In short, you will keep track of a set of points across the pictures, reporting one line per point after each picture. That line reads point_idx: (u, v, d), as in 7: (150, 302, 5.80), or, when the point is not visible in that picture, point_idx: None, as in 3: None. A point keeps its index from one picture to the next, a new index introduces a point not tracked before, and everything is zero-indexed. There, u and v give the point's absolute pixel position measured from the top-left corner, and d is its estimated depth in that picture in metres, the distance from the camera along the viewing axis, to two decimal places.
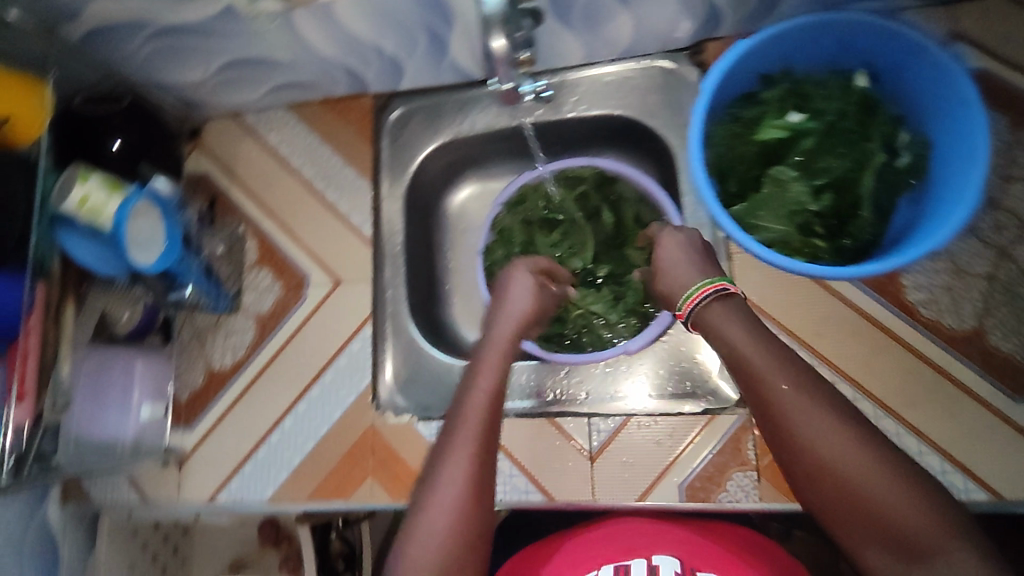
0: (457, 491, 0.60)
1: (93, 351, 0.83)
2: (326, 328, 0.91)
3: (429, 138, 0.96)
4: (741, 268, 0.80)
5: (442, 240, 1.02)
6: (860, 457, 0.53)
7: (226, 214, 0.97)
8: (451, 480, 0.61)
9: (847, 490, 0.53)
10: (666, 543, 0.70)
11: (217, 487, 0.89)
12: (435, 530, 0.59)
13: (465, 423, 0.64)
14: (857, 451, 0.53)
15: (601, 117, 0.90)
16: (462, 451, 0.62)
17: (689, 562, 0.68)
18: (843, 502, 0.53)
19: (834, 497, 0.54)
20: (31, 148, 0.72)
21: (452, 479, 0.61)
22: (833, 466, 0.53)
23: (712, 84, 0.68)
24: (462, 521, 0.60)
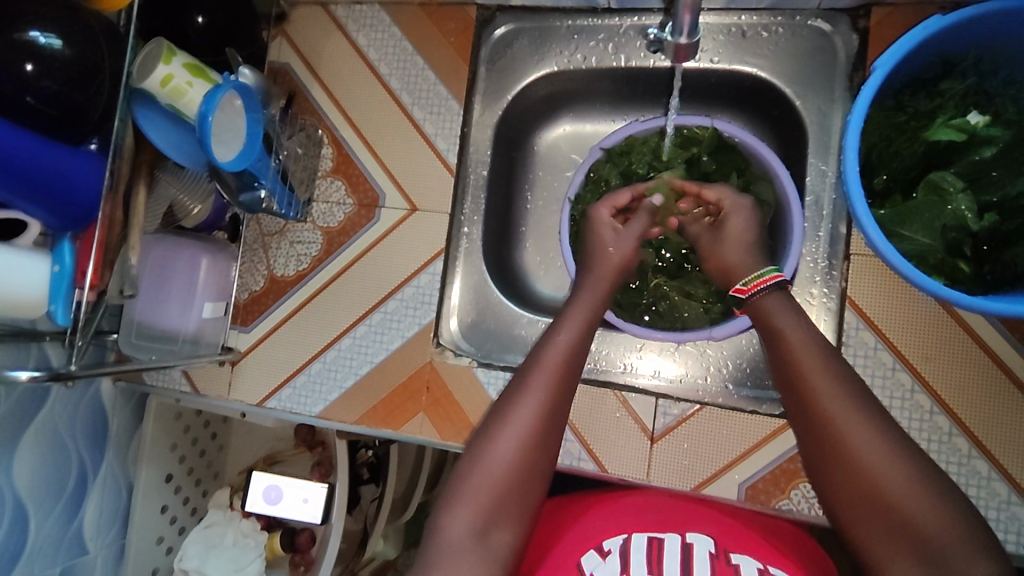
0: (509, 448, 0.59)
1: (157, 240, 0.81)
2: (397, 253, 0.87)
3: (533, 65, 0.87)
4: (858, 271, 0.73)
5: (524, 178, 0.95)
6: (906, 474, 0.53)
7: (305, 114, 0.90)
8: (521, 420, 0.60)
9: (884, 502, 0.53)
10: (701, 523, 0.66)
11: (268, 394, 0.88)
12: (482, 485, 0.58)
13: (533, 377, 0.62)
14: (907, 471, 0.53)
15: (728, 73, 0.80)
16: (528, 402, 0.61)
17: (721, 543, 0.64)
18: (878, 519, 0.53)
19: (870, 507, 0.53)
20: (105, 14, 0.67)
21: (509, 431, 0.60)
22: (867, 468, 0.53)
23: (893, 58, 0.59)
24: (523, 465, 0.59)
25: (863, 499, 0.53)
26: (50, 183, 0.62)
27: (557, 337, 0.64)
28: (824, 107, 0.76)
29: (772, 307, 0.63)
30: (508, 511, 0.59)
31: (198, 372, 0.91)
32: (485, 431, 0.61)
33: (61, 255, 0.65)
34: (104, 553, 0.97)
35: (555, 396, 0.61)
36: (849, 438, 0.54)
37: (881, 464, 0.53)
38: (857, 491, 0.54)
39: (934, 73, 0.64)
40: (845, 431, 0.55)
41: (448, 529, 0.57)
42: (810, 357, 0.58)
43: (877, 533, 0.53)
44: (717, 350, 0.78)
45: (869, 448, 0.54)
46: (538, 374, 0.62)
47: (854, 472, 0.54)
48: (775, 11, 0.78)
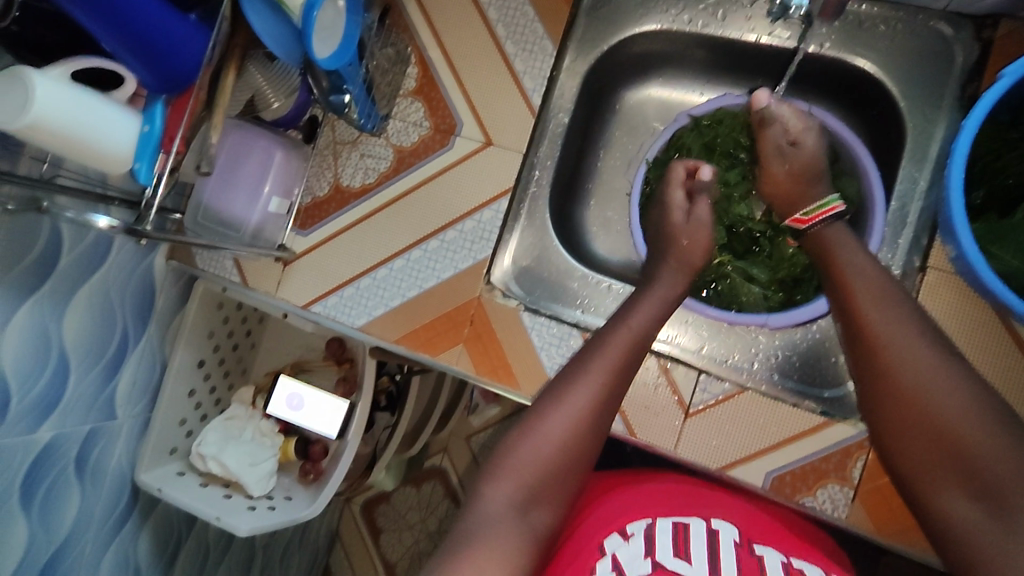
0: (583, 405, 0.60)
1: (238, 127, 0.83)
2: (464, 184, 0.87)
3: (634, 21, 0.85)
4: (932, 286, 0.69)
5: (601, 135, 0.95)
6: (967, 410, 0.52)
7: (399, 30, 0.89)
8: (593, 376, 0.61)
9: (932, 425, 0.52)
10: (727, 512, 0.65)
11: (315, 298, 0.90)
12: (547, 434, 0.59)
13: (607, 347, 0.64)
14: (968, 407, 0.52)
15: (832, 60, 0.78)
16: (601, 365, 0.62)
17: (746, 533, 0.62)
18: (928, 442, 0.53)
19: (916, 429, 0.53)
20: None
21: (586, 387, 0.61)
22: (917, 391, 0.54)
23: (1022, 69, 0.58)
24: (575, 442, 0.59)
25: (914, 432, 0.54)
26: (155, 41, 0.62)
27: (629, 330, 0.65)
28: (930, 114, 0.74)
29: (840, 247, 0.66)
30: (553, 479, 0.58)
31: (249, 266, 0.92)
32: (565, 383, 0.62)
33: (152, 117, 0.65)
34: (130, 422, 1.00)
35: (613, 380, 0.62)
36: (904, 367, 0.55)
37: (937, 397, 0.53)
38: (905, 416, 0.54)
39: None
40: (896, 358, 0.55)
41: (498, 478, 0.57)
42: (869, 292, 0.60)
43: (926, 463, 0.53)
44: (768, 339, 0.76)
45: (920, 379, 0.54)
46: (604, 353, 0.63)
47: (905, 398, 0.54)
48: (898, 5, 0.76)
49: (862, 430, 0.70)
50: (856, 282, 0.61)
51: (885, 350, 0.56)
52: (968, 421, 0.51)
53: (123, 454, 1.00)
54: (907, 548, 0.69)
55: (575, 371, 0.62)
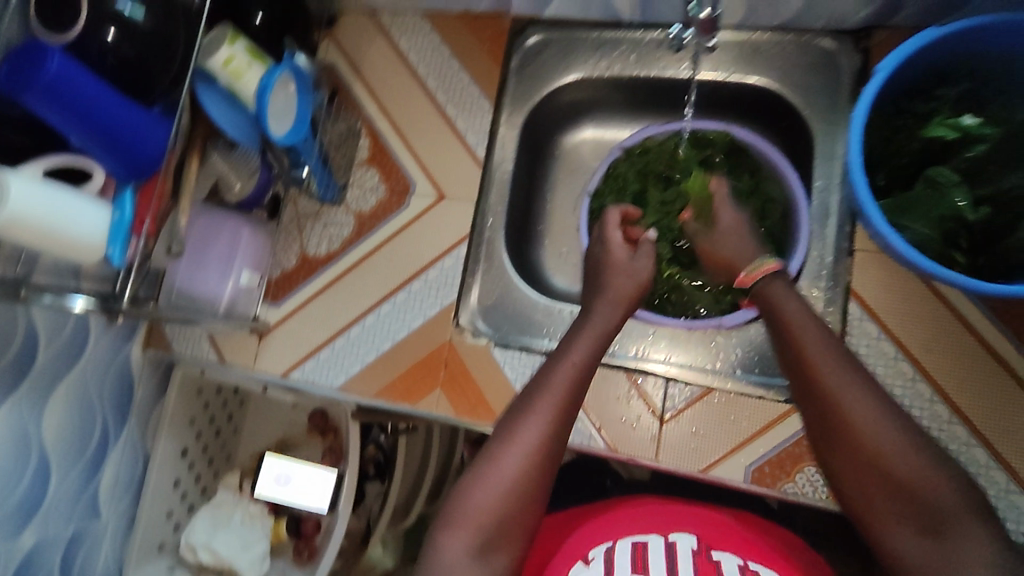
0: (529, 447, 0.61)
1: (205, 211, 0.87)
2: (423, 238, 0.92)
3: (560, 72, 0.94)
4: (861, 264, 0.78)
5: (546, 178, 1.02)
6: (906, 450, 0.58)
7: (347, 107, 0.97)
8: (539, 414, 0.63)
9: (877, 466, 0.58)
10: (688, 521, 0.66)
11: (292, 365, 0.92)
12: (499, 480, 0.61)
13: (552, 379, 0.65)
14: (906, 447, 0.58)
15: (738, 84, 0.87)
16: (547, 401, 0.63)
17: (706, 540, 0.63)
18: (874, 482, 0.58)
19: (863, 470, 0.59)
20: None
21: (531, 426, 0.62)
22: (862, 436, 0.59)
23: (892, 64, 0.66)
24: (527, 488, 0.61)
25: (856, 464, 0.59)
26: (120, 133, 0.67)
27: (569, 364, 0.66)
28: (830, 118, 0.83)
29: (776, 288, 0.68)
30: (510, 522, 0.60)
31: (227, 344, 0.95)
32: (515, 418, 0.63)
33: (121, 204, 0.70)
34: (114, 523, 0.98)
35: (559, 420, 0.63)
36: (848, 412, 0.59)
37: (877, 435, 0.58)
38: (853, 460, 0.59)
39: (931, 82, 0.71)
40: (841, 407, 0.60)
41: (455, 533, 0.59)
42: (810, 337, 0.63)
43: (876, 501, 0.59)
44: (726, 339, 0.80)
45: (861, 419, 0.59)
46: (550, 387, 0.64)
47: (853, 444, 0.59)
48: (785, 30, 0.86)
49: None
50: (787, 328, 0.64)
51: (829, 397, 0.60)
52: (906, 462, 0.57)
53: (109, 557, 0.97)
54: None
55: (518, 412, 0.64)
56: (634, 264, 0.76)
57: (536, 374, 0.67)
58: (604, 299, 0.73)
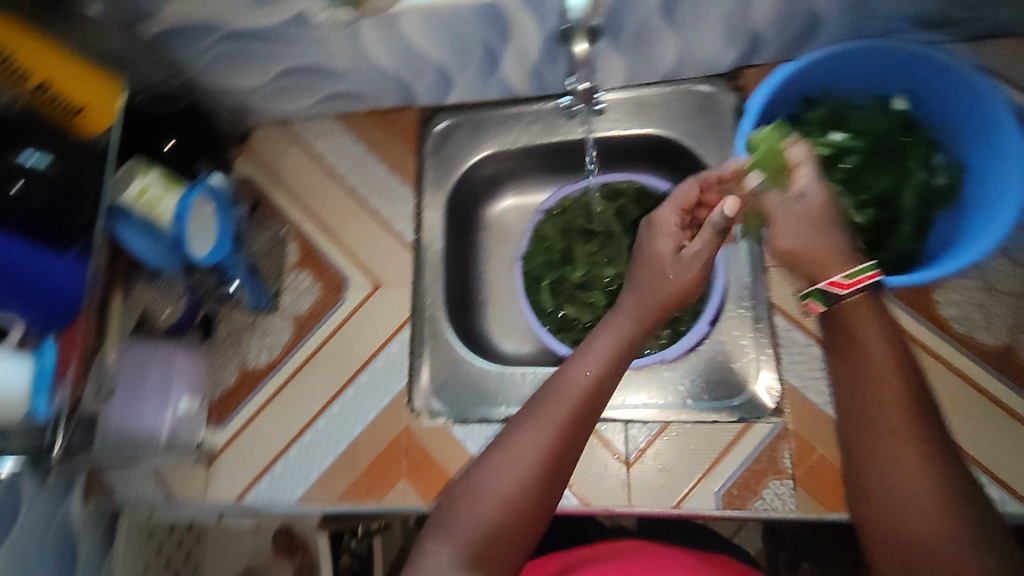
0: (532, 455, 0.59)
1: (134, 345, 0.86)
2: (365, 329, 0.92)
3: (472, 150, 0.98)
4: (777, 281, 0.82)
5: (477, 250, 1.03)
6: (933, 506, 0.54)
7: (270, 215, 0.99)
8: (544, 420, 0.61)
9: (898, 511, 0.55)
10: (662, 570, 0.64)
11: (246, 486, 0.88)
12: (499, 489, 0.57)
13: (560, 391, 0.63)
14: (934, 503, 0.54)
15: (636, 136, 0.94)
16: (553, 406, 0.61)
17: None
18: (889, 525, 0.55)
19: (881, 511, 0.56)
20: (99, 137, 0.74)
21: (535, 432, 0.60)
22: (893, 478, 0.56)
23: (760, 102, 0.75)
24: (525, 498, 0.57)
25: (879, 505, 0.56)
26: (36, 283, 0.66)
27: (582, 375, 0.63)
28: (721, 152, 0.90)
29: (862, 314, 0.62)
30: (503, 535, 0.56)
31: (173, 474, 0.90)
32: (518, 424, 0.61)
33: (44, 353, 0.66)
34: None
35: (566, 432, 0.61)
36: (886, 450, 0.57)
37: (912, 484, 0.55)
38: (878, 498, 0.56)
39: (800, 109, 0.80)
40: (881, 443, 0.57)
41: (442, 544, 0.56)
42: (881, 369, 0.59)
43: (886, 546, 0.55)
44: (672, 371, 0.82)
45: (904, 465, 0.55)
46: (558, 400, 0.62)
47: (879, 479, 0.56)
48: (666, 82, 0.93)
49: (775, 422, 0.77)
50: (863, 354, 0.61)
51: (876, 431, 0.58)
52: (930, 517, 0.53)
53: None
54: None
55: (523, 419, 0.61)
56: (681, 258, 0.71)
57: (547, 382, 0.64)
58: (604, 329, 0.70)
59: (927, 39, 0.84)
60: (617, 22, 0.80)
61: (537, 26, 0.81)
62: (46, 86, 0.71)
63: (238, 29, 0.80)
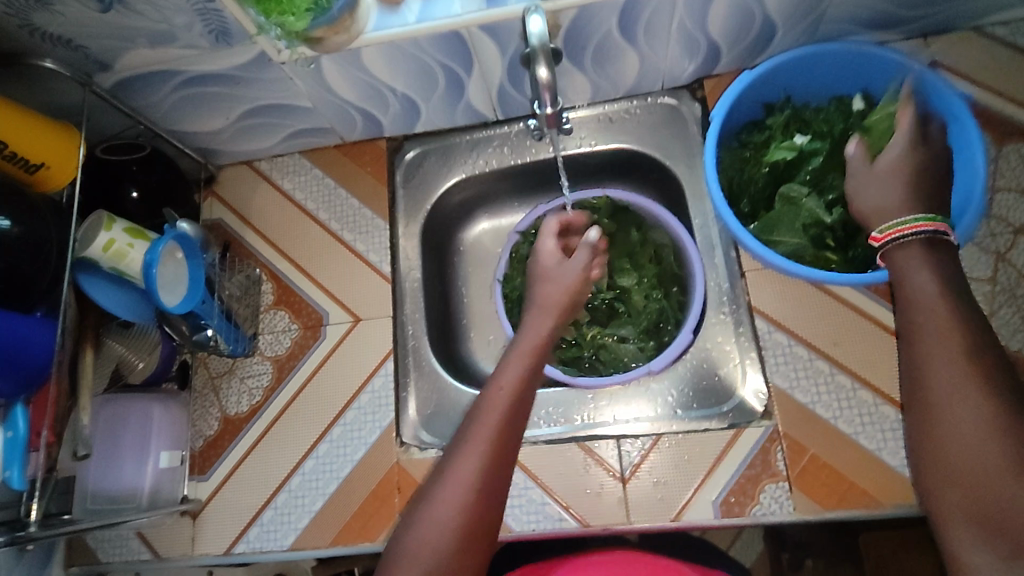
0: (468, 474, 0.61)
1: (107, 402, 0.83)
2: (347, 364, 0.91)
3: (444, 177, 0.98)
4: (755, 284, 0.81)
5: (456, 276, 1.03)
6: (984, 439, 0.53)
7: (242, 257, 0.97)
8: (478, 437, 0.64)
9: (947, 446, 0.55)
10: None
11: (235, 538, 0.85)
12: (443, 512, 0.60)
13: (488, 407, 0.66)
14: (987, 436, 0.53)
15: (605, 151, 0.95)
16: (484, 425, 0.64)
17: None
18: (943, 459, 0.55)
19: (933, 446, 0.56)
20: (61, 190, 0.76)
21: (468, 454, 0.63)
22: (943, 413, 0.56)
23: (723, 109, 0.76)
24: (469, 514, 0.60)
25: (932, 443, 0.56)
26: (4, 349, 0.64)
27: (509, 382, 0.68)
28: (689, 162, 0.91)
29: (900, 259, 0.62)
30: (460, 552, 0.59)
31: (156, 536, 0.87)
32: (455, 447, 0.64)
33: (15, 421, 0.65)
34: None
35: (497, 444, 0.64)
36: (934, 388, 0.57)
37: (958, 422, 0.55)
38: (930, 437, 0.57)
39: (761, 115, 0.81)
40: (932, 382, 0.57)
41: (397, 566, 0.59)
42: (923, 311, 0.59)
43: (939, 480, 0.56)
44: (660, 382, 0.83)
45: (949, 401, 0.55)
46: (485, 415, 0.65)
47: (929, 416, 0.57)
48: (630, 97, 0.94)
49: (766, 424, 0.77)
50: (907, 300, 0.61)
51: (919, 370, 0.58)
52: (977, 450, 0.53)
53: None
54: (857, 513, 0.73)
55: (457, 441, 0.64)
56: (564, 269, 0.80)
57: (476, 400, 0.68)
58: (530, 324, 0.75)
59: (877, 39, 0.86)
60: (576, 43, 0.81)
61: (498, 51, 0.82)
62: (2, 146, 0.69)
63: (199, 73, 0.80)
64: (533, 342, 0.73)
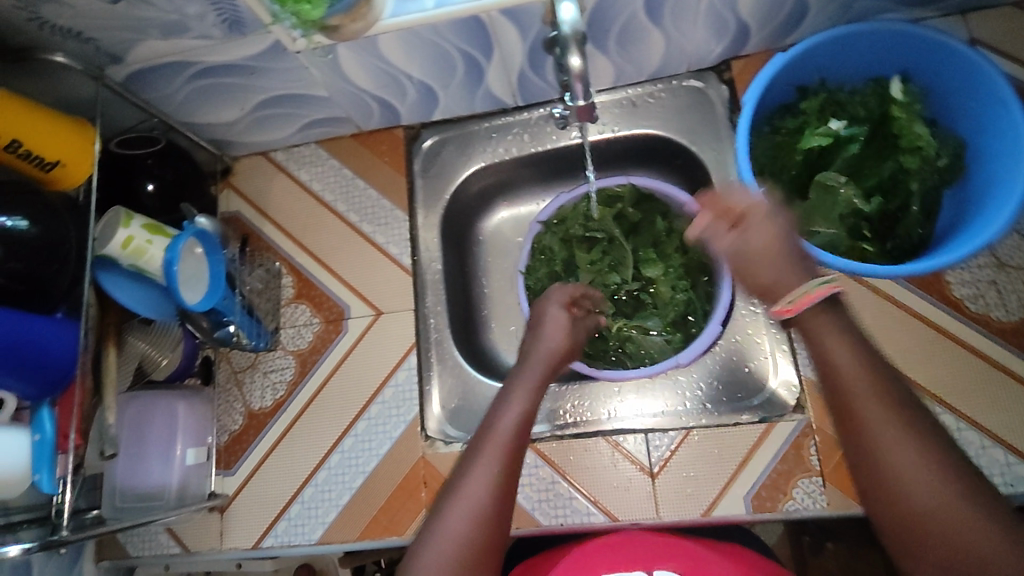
0: (477, 499, 0.60)
1: (133, 398, 0.83)
2: (370, 358, 0.90)
3: (463, 166, 0.97)
4: None
5: (477, 266, 1.01)
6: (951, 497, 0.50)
7: (261, 251, 0.96)
8: (486, 463, 0.63)
9: (917, 517, 0.51)
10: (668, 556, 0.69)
11: (263, 532, 0.86)
12: (451, 535, 0.59)
13: (493, 434, 0.65)
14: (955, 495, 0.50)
15: (627, 137, 0.92)
16: (492, 450, 0.64)
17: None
18: (916, 532, 0.51)
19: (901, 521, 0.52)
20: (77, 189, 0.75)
21: (478, 479, 0.62)
22: (904, 486, 0.52)
23: (755, 94, 0.72)
24: (478, 539, 0.59)
25: (898, 516, 0.52)
26: (27, 352, 0.63)
27: (516, 412, 0.67)
28: (716, 147, 0.89)
29: (819, 323, 0.59)
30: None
31: (184, 530, 0.87)
32: (461, 474, 0.63)
33: (41, 424, 0.65)
34: None
35: (505, 474, 0.63)
36: (886, 461, 0.53)
37: (917, 489, 0.51)
38: (894, 511, 0.52)
39: (793, 98, 0.78)
40: (881, 452, 0.53)
41: None
42: (852, 377, 0.55)
43: (918, 551, 0.51)
44: (688, 375, 0.82)
45: (902, 469, 0.52)
46: (492, 442, 0.65)
47: (889, 492, 0.52)
48: (654, 80, 0.91)
49: (799, 419, 0.75)
50: (829, 370, 0.57)
51: (865, 442, 0.54)
52: (949, 512, 0.50)
53: None
54: None
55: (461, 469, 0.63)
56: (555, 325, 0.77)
57: (478, 429, 0.67)
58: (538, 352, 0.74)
59: (913, 16, 0.83)
60: (599, 26, 0.78)
61: (519, 36, 0.79)
62: (16, 145, 0.68)
63: (212, 64, 0.78)
64: (537, 376, 0.71)
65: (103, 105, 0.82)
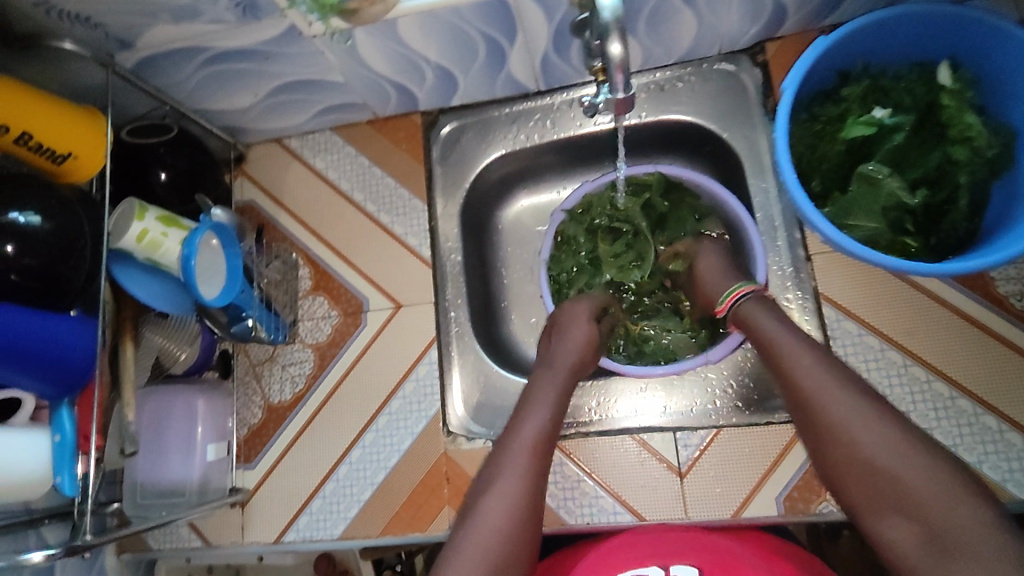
0: (506, 506, 0.60)
1: (150, 393, 0.81)
2: (390, 351, 0.89)
3: (483, 154, 0.93)
4: (823, 269, 0.78)
5: (497, 256, 0.98)
6: (897, 441, 0.55)
7: (277, 241, 0.94)
8: (512, 469, 0.63)
9: (865, 461, 0.55)
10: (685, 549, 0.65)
11: (284, 527, 0.85)
12: (482, 538, 0.58)
13: (519, 440, 0.65)
14: (897, 438, 0.55)
15: (655, 123, 0.89)
16: (519, 451, 0.64)
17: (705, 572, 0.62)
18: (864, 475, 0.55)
19: (850, 466, 0.56)
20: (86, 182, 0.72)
21: (507, 488, 0.61)
22: (851, 434, 0.56)
23: (795, 81, 0.68)
24: (507, 538, 0.59)
25: (847, 462, 0.57)
26: (45, 351, 0.61)
27: (543, 420, 0.67)
28: (748, 133, 0.85)
29: (749, 309, 0.69)
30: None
31: (205, 525, 0.87)
32: (487, 480, 0.63)
33: (61, 424, 0.64)
34: None
35: (533, 480, 0.63)
36: (831, 413, 0.58)
37: (862, 435, 0.56)
38: (845, 459, 0.57)
39: (834, 84, 0.74)
40: (829, 407, 0.58)
41: None
42: (787, 343, 0.63)
43: (868, 496, 0.55)
44: (718, 373, 0.79)
45: (846, 417, 0.57)
46: (518, 449, 0.64)
47: (839, 440, 0.57)
48: (683, 63, 0.87)
49: None
50: (770, 346, 0.64)
51: (810, 398, 0.59)
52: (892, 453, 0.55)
53: None
54: None
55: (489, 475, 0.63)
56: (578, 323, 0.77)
57: (501, 436, 0.67)
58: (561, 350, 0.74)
59: None
60: (630, 7, 0.74)
61: (546, 18, 0.75)
62: (26, 137, 0.65)
63: (226, 49, 0.75)
64: (558, 387, 0.71)
65: (113, 92, 0.80)
